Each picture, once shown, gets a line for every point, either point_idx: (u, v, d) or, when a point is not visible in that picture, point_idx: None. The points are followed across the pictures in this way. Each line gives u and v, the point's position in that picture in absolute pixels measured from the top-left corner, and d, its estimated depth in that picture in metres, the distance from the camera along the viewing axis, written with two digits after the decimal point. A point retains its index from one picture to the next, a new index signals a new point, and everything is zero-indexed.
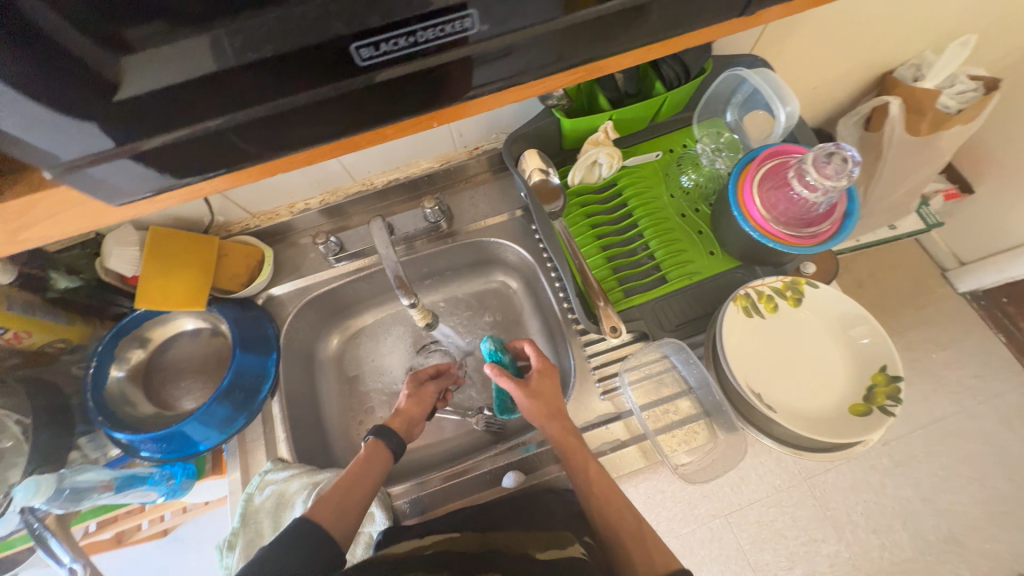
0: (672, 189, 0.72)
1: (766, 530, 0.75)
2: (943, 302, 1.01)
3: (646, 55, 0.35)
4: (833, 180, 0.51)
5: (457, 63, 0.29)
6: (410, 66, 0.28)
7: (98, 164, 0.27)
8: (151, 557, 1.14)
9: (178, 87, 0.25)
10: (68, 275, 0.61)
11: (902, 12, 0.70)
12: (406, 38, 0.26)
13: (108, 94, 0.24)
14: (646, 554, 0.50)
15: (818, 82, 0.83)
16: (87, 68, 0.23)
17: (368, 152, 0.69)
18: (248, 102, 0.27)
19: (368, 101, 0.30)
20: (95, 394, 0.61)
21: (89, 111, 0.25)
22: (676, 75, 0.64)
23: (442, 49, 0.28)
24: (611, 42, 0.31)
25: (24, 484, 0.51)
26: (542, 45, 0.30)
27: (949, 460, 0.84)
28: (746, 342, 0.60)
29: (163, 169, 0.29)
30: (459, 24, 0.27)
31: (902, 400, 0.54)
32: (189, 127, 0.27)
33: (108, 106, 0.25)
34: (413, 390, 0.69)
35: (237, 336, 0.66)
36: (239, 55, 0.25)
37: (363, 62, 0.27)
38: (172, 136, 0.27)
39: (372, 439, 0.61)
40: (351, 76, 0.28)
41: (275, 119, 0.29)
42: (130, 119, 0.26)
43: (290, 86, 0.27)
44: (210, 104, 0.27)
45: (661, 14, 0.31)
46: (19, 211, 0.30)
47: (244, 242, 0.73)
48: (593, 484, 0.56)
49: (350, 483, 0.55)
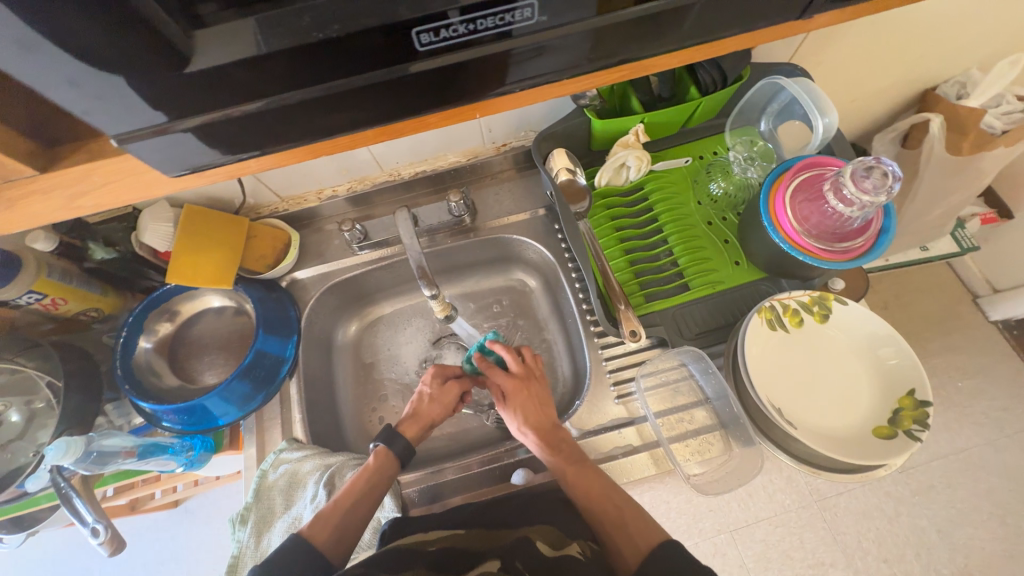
0: (700, 197, 0.71)
1: (772, 549, 0.74)
2: (974, 329, 0.97)
3: (693, 55, 0.35)
4: (871, 196, 0.50)
5: (511, 52, 0.29)
6: (464, 54, 0.28)
7: (157, 135, 0.28)
8: (160, 526, 1.17)
9: (242, 63, 0.26)
10: (105, 246, 0.64)
11: (952, 26, 0.67)
12: (466, 26, 0.27)
13: (179, 67, 0.25)
14: (627, 535, 0.51)
15: (856, 95, 0.81)
16: (164, 40, 0.24)
17: (397, 143, 0.70)
18: (306, 82, 0.28)
19: (420, 87, 0.30)
20: (123, 363, 0.63)
21: (159, 83, 0.25)
22: (712, 82, 0.63)
23: (486, 42, 0.28)
24: (664, 39, 0.31)
25: (54, 444, 0.52)
26: (594, 40, 0.30)
27: (969, 493, 0.81)
28: (769, 355, 0.59)
29: (217, 144, 0.30)
30: (519, 14, 0.27)
31: (929, 426, 0.52)
32: (247, 103, 0.28)
33: (174, 79, 0.25)
34: (434, 393, 0.67)
35: (261, 317, 0.68)
36: (305, 34, 0.25)
37: (421, 47, 0.27)
38: (231, 112, 0.28)
39: (379, 449, 0.60)
40: (408, 63, 0.28)
41: (329, 100, 0.29)
42: (194, 93, 0.26)
43: (348, 69, 0.28)
44: (269, 82, 0.27)
45: (717, 15, 0.30)
46: (77, 178, 0.31)
47: (273, 225, 0.74)
48: (578, 488, 0.56)
49: (356, 502, 0.55)
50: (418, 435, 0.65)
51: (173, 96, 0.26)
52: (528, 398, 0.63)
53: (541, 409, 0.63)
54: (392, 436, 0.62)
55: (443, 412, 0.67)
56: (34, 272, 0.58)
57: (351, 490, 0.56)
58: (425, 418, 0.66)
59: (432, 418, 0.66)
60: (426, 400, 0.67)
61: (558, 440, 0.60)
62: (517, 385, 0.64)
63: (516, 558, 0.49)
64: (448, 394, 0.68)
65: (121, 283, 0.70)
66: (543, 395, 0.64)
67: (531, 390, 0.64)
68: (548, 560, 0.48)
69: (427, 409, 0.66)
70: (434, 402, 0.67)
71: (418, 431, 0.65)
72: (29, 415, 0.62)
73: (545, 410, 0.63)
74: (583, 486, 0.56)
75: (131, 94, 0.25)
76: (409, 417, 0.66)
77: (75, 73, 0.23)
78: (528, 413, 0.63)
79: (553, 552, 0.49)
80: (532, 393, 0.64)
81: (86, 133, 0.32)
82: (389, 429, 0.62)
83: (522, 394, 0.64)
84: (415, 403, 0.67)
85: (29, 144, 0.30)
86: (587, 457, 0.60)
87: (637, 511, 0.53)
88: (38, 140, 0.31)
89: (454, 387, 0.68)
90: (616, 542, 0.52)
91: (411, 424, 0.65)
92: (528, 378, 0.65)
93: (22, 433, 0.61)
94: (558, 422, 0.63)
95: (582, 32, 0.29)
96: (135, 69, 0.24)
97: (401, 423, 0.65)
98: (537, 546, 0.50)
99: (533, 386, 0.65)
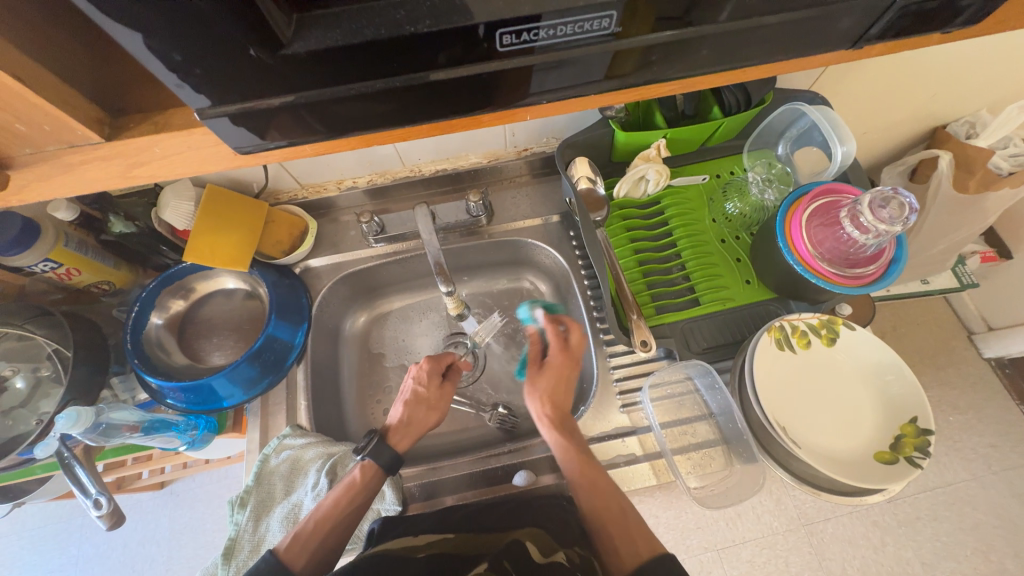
0: (715, 215, 0.72)
1: (755, 570, 0.74)
2: (967, 365, 0.98)
3: (751, 74, 0.36)
4: (887, 225, 0.51)
5: (583, 59, 0.30)
6: (502, 62, 0.29)
7: (231, 110, 0.28)
8: (142, 508, 1.16)
9: (334, 50, 0.27)
10: (125, 221, 0.63)
11: (970, 69, 0.69)
12: (546, 31, 0.28)
13: (274, 50, 0.26)
14: (630, 542, 0.49)
15: (868, 128, 0.83)
16: (263, 20, 0.24)
17: (420, 140, 0.70)
18: (386, 72, 0.28)
19: (490, 85, 0.31)
20: (133, 336, 0.64)
21: (248, 61, 0.26)
22: (737, 103, 0.64)
23: (518, 54, 0.29)
24: (726, 59, 0.32)
25: (66, 413, 0.53)
26: (629, 58, 0.31)
27: (955, 528, 0.81)
28: (777, 375, 0.59)
29: (285, 124, 0.30)
30: (596, 23, 0.28)
31: (931, 454, 0.53)
32: (324, 89, 0.29)
33: (264, 57, 0.26)
34: (430, 396, 0.66)
35: (275, 302, 0.68)
36: (397, 27, 0.26)
37: (502, 47, 0.28)
38: (306, 95, 0.29)
39: (364, 463, 0.58)
40: (486, 62, 0.29)
41: (401, 92, 0.30)
42: (277, 71, 0.27)
43: (427, 61, 0.28)
44: (348, 71, 0.28)
45: (781, 38, 0.31)
46: (139, 148, 0.32)
47: (292, 212, 0.75)
48: (580, 477, 0.56)
49: (336, 527, 0.54)
50: (408, 446, 0.63)
51: (251, 77, 0.27)
52: (560, 373, 0.65)
53: (564, 394, 0.65)
54: (380, 448, 0.59)
55: (438, 418, 0.66)
56: (52, 241, 0.58)
57: (332, 510, 0.55)
58: (417, 424, 0.65)
59: (426, 423, 0.65)
60: (420, 406, 0.65)
61: (569, 424, 0.62)
62: (565, 357, 0.66)
63: (505, 558, 0.48)
64: (442, 398, 0.67)
65: (136, 259, 0.70)
66: (572, 380, 0.66)
67: (566, 368, 0.65)
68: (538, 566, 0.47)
69: (421, 416, 0.65)
70: (429, 407, 0.66)
71: (409, 443, 0.63)
72: (35, 383, 0.62)
73: (565, 395, 0.65)
74: (580, 477, 0.56)
75: (223, 65, 0.26)
76: (401, 426, 0.64)
77: (173, 40, 0.24)
78: (553, 389, 0.64)
79: (543, 558, 0.48)
80: (567, 371, 0.65)
81: (150, 105, 0.32)
82: (377, 440, 0.60)
83: (562, 367, 0.65)
84: (410, 408, 0.65)
85: (97, 112, 0.31)
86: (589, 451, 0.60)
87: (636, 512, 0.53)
88: (103, 108, 0.32)
89: (447, 389, 0.69)
90: (615, 549, 0.50)
91: (403, 435, 0.63)
92: (572, 356, 0.66)
93: (25, 401, 0.61)
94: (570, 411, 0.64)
95: (614, 51, 0.30)
96: (227, 42, 0.25)
97: (392, 431, 0.63)
98: (527, 548, 0.49)
99: (572, 366, 0.66)
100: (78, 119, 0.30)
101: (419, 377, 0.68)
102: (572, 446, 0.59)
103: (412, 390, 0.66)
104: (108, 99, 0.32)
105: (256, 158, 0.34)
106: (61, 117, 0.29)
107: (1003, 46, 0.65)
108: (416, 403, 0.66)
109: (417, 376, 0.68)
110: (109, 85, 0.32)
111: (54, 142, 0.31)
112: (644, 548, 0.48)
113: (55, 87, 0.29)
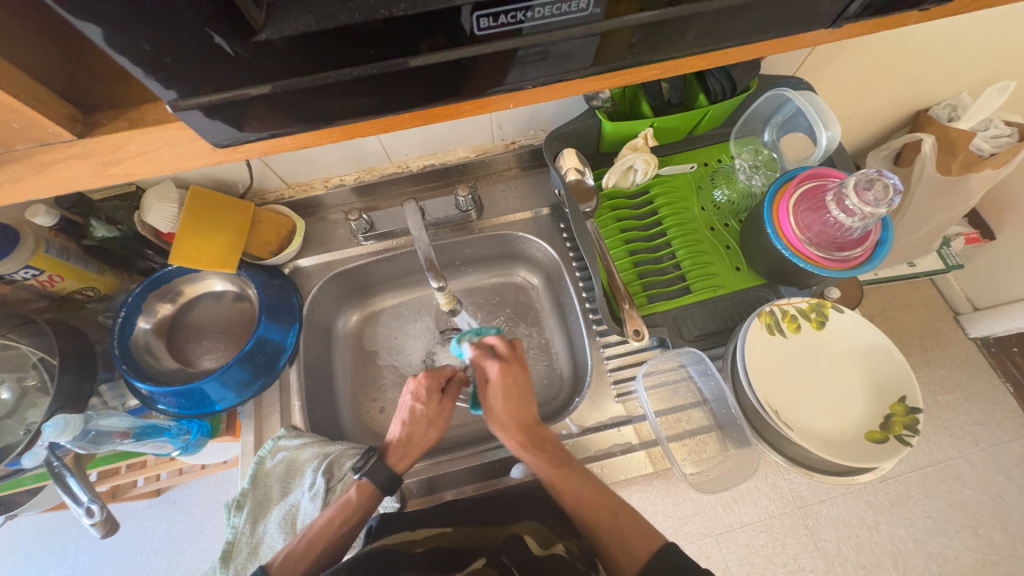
0: (704, 203, 0.72)
1: (753, 553, 0.76)
2: (954, 345, 1.00)
3: (734, 56, 0.35)
4: (872, 207, 0.52)
5: (564, 41, 0.29)
6: (481, 47, 0.29)
7: (207, 102, 0.28)
8: (138, 517, 1.15)
9: (309, 36, 0.26)
10: (107, 225, 0.62)
11: (950, 51, 0.70)
12: (523, 12, 0.27)
13: (247, 36, 0.25)
14: (622, 537, 0.50)
15: (853, 112, 0.84)
16: (233, 6, 0.24)
17: (407, 135, 0.70)
18: (364, 58, 0.28)
19: (471, 70, 0.30)
20: (121, 342, 0.63)
21: (221, 50, 0.25)
22: (722, 90, 0.64)
23: (498, 38, 0.28)
24: (707, 38, 0.32)
25: (52, 422, 0.52)
26: (612, 42, 0.31)
27: (945, 505, 0.83)
28: (769, 360, 0.60)
29: (263, 113, 0.30)
30: (574, 5, 0.27)
31: (919, 432, 0.55)
32: (302, 77, 0.28)
33: (239, 45, 0.25)
34: (428, 413, 0.65)
35: (265, 304, 0.67)
36: (372, 10, 0.26)
37: (480, 31, 0.28)
38: (285, 84, 0.28)
39: (362, 483, 0.57)
40: (465, 46, 0.29)
41: (381, 79, 0.29)
42: (252, 58, 0.26)
43: (405, 46, 0.28)
44: (324, 58, 0.27)
45: (760, 17, 0.31)
46: (115, 145, 0.31)
47: (278, 211, 0.74)
48: (563, 491, 0.56)
49: (329, 546, 0.53)
50: (409, 465, 0.62)
51: (225, 65, 0.26)
52: (506, 390, 0.64)
53: (520, 407, 0.64)
54: (376, 468, 0.58)
55: (438, 433, 0.65)
56: (32, 248, 0.57)
57: (325, 531, 0.53)
58: (416, 443, 0.63)
59: (426, 441, 0.64)
60: (420, 424, 0.64)
61: (539, 439, 0.61)
62: (502, 369, 0.66)
63: (504, 553, 0.48)
64: (441, 413, 0.66)
65: (121, 263, 0.69)
66: (524, 386, 0.65)
67: (511, 380, 0.65)
68: (538, 559, 0.47)
69: (420, 434, 0.64)
70: (429, 423, 0.65)
71: (410, 463, 0.62)
72: (21, 393, 0.60)
73: (523, 409, 0.64)
74: (567, 488, 0.55)
75: (195, 53, 0.25)
76: (401, 444, 0.62)
77: (141, 30, 0.23)
78: (508, 410, 0.63)
79: (542, 550, 0.49)
80: (511, 384, 0.65)
81: (124, 101, 0.32)
82: (375, 459, 0.59)
83: (507, 380, 0.65)
84: (410, 426, 0.64)
85: (69, 109, 0.30)
86: (571, 458, 0.60)
87: (631, 507, 0.53)
88: (76, 105, 0.31)
89: (446, 404, 0.67)
90: (610, 553, 0.50)
91: (402, 454, 0.62)
92: (508, 366, 0.66)
93: (11, 411, 0.60)
94: (539, 422, 0.64)
95: (597, 33, 0.30)
96: (196, 30, 0.24)
97: (391, 449, 0.62)
98: (527, 544, 0.49)
99: (515, 374, 0.66)
100: (50, 117, 0.29)
101: (417, 393, 0.66)
102: (545, 460, 0.58)
103: (410, 407, 0.65)
104: (81, 96, 0.31)
105: (236, 153, 0.33)
106: (32, 115, 0.28)
107: (982, 27, 0.65)
108: (415, 421, 0.65)
109: (415, 392, 0.67)
110: (83, 82, 0.32)
111: (24, 140, 0.30)
112: (641, 546, 0.49)
113: (25, 84, 0.28)
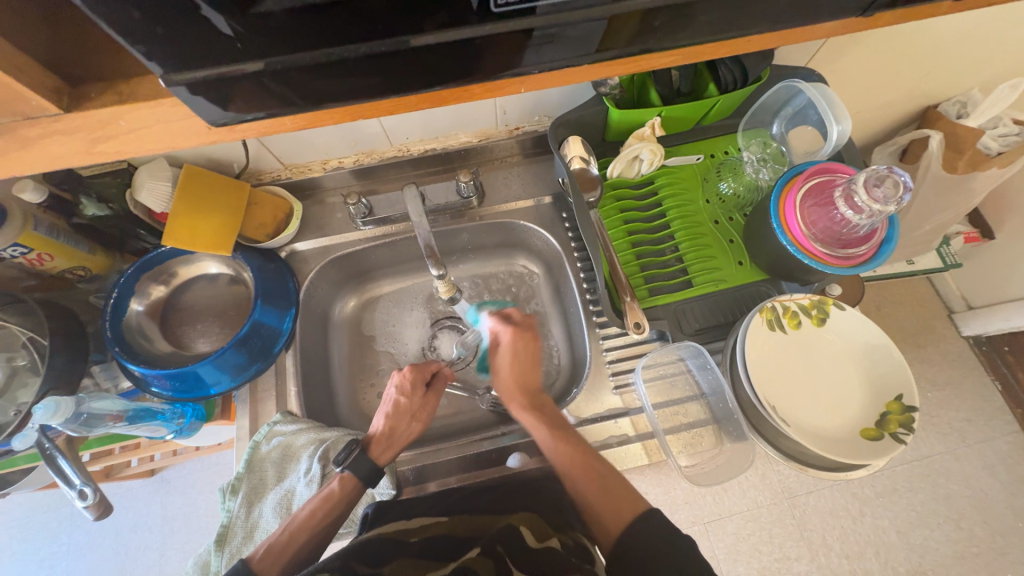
0: (709, 195, 0.71)
1: (741, 541, 0.77)
2: (947, 343, 1.01)
3: (758, 43, 0.34)
4: (881, 205, 0.51)
5: (580, 22, 0.28)
6: (492, 27, 0.27)
7: (202, 77, 0.26)
8: (133, 495, 1.15)
9: (314, 7, 0.25)
10: (98, 204, 0.61)
11: (967, 46, 0.68)
12: None
13: (244, 7, 0.24)
14: (609, 520, 0.51)
15: (861, 107, 0.82)
16: None
17: (409, 118, 0.68)
18: (373, 34, 0.27)
19: (485, 50, 0.29)
20: (113, 324, 0.62)
21: (218, 19, 0.24)
22: (733, 79, 0.62)
23: (513, 17, 0.27)
24: (730, 22, 0.30)
25: (44, 404, 0.51)
26: (624, 25, 0.29)
27: (929, 498, 0.84)
28: (768, 356, 0.60)
29: (263, 92, 0.29)
30: None
31: (914, 430, 0.55)
32: (307, 53, 0.27)
33: (240, 14, 0.24)
34: (413, 406, 0.65)
35: (261, 287, 0.65)
36: None
37: (496, 7, 0.26)
38: (290, 61, 0.27)
39: (344, 475, 0.57)
40: (477, 25, 0.27)
41: (389, 57, 0.28)
42: (255, 29, 0.25)
43: (417, 22, 0.26)
44: (332, 31, 0.26)
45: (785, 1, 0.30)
46: (103, 121, 0.30)
47: (274, 192, 0.72)
48: (555, 452, 0.57)
49: (313, 537, 0.53)
50: (391, 458, 0.61)
51: (225, 38, 0.25)
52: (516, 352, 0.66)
53: (529, 371, 0.65)
54: (358, 460, 0.58)
55: (421, 428, 0.64)
56: (20, 225, 0.55)
57: (307, 522, 0.53)
58: (400, 436, 0.63)
59: (409, 434, 0.63)
60: (404, 417, 0.64)
61: (540, 402, 0.63)
62: (515, 333, 0.67)
63: (499, 542, 0.49)
64: (424, 408, 0.66)
65: (112, 243, 0.67)
66: (535, 351, 0.67)
67: (522, 344, 0.66)
68: (533, 551, 0.48)
69: (404, 427, 0.63)
70: (412, 417, 0.64)
71: (392, 456, 0.61)
72: (11, 372, 0.60)
73: (532, 373, 0.65)
74: (560, 449, 0.57)
75: (191, 21, 0.24)
76: (384, 437, 0.61)
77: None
78: (516, 372, 0.65)
79: (537, 543, 0.49)
80: (522, 347, 0.66)
81: (115, 74, 0.30)
82: (358, 451, 0.59)
83: (519, 343, 0.66)
84: (393, 420, 0.63)
85: (55, 80, 0.29)
86: (568, 424, 0.61)
87: (617, 475, 0.54)
88: (62, 76, 0.30)
89: (431, 398, 0.67)
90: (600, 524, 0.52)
91: (384, 447, 0.61)
92: (522, 331, 0.67)
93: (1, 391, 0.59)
94: (542, 387, 0.66)
95: (611, 15, 0.28)
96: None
97: (375, 442, 0.61)
98: (522, 534, 0.50)
99: (527, 340, 0.67)
100: (33, 89, 0.28)
101: (402, 386, 0.66)
102: (541, 421, 0.60)
103: (394, 400, 0.65)
104: (67, 68, 0.30)
105: (232, 133, 0.32)
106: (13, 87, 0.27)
107: (1000, 22, 0.64)
108: (399, 414, 0.64)
109: (400, 385, 0.66)
110: (71, 55, 0.30)
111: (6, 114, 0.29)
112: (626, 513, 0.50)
113: (9, 54, 0.27)
